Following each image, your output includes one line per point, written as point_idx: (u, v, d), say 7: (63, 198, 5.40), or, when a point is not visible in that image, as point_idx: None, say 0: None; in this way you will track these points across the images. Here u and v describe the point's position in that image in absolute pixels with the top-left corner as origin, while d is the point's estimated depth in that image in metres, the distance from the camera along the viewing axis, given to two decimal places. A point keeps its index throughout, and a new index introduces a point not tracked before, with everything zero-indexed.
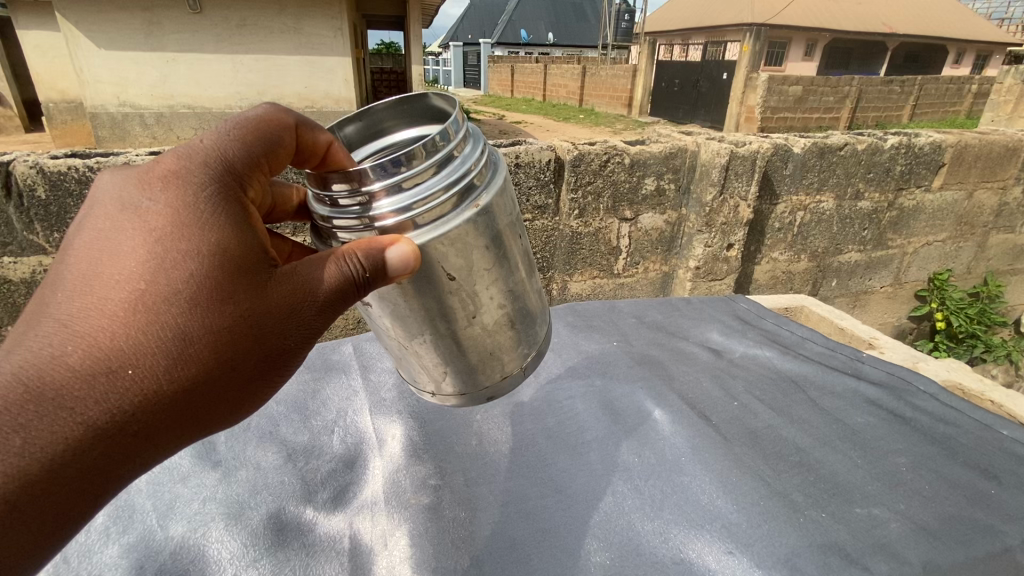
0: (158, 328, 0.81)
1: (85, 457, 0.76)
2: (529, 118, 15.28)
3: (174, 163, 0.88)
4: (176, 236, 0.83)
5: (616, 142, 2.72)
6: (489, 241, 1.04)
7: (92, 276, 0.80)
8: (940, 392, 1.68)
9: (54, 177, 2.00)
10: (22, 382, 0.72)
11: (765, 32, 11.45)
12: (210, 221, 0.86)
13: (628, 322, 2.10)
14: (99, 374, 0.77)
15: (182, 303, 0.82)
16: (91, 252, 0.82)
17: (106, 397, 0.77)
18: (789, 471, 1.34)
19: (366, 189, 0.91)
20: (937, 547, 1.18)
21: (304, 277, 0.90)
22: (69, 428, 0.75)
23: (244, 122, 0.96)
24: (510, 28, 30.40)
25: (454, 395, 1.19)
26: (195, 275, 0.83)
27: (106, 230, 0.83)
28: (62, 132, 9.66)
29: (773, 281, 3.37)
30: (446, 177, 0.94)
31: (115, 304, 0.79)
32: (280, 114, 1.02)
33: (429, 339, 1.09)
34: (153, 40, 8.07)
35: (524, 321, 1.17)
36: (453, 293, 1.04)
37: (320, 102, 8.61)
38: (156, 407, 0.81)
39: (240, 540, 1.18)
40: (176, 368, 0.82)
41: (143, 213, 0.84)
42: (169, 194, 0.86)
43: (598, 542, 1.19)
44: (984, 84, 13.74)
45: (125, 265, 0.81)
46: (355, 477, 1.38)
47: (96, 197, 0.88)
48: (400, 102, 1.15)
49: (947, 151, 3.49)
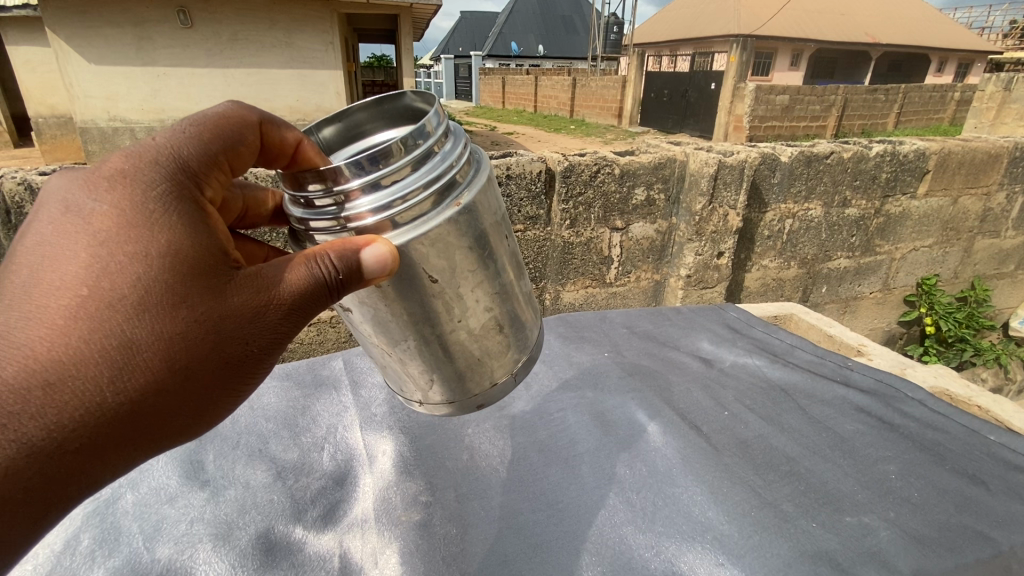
0: (102, 336, 0.80)
1: (23, 474, 0.76)
2: (521, 129, 15.42)
3: (122, 163, 0.88)
4: (123, 239, 0.83)
5: (606, 152, 2.74)
6: (473, 242, 1.04)
7: (34, 285, 0.80)
8: (928, 398, 1.70)
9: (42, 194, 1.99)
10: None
11: (752, 43, 11.65)
12: (163, 221, 0.86)
13: (620, 332, 2.11)
14: (36, 387, 0.76)
15: (130, 310, 0.82)
16: (33, 259, 0.81)
17: (44, 411, 0.76)
18: (779, 481, 1.35)
19: (341, 186, 0.92)
20: (927, 555, 1.19)
21: (265, 280, 0.91)
22: (3, 446, 0.74)
23: (202, 121, 0.98)
24: (500, 41, 30.69)
25: (441, 402, 1.18)
26: (142, 280, 0.83)
27: (50, 235, 0.82)
28: (51, 148, 9.66)
29: (763, 289, 3.40)
30: (425, 174, 0.95)
31: (56, 312, 0.78)
32: (242, 111, 1.04)
33: (413, 345, 1.10)
34: (144, 55, 8.08)
35: (513, 325, 1.18)
36: (435, 296, 1.04)
37: (312, 114, 8.70)
38: (101, 421, 0.81)
39: (228, 560, 1.16)
40: (122, 378, 0.82)
41: (89, 215, 0.83)
42: (117, 195, 0.85)
43: (591, 556, 1.18)
44: (967, 91, 13.98)
45: (67, 271, 0.80)
46: (345, 494, 1.37)
47: (43, 202, 0.87)
48: (377, 102, 1.16)
49: (931, 158, 3.55)
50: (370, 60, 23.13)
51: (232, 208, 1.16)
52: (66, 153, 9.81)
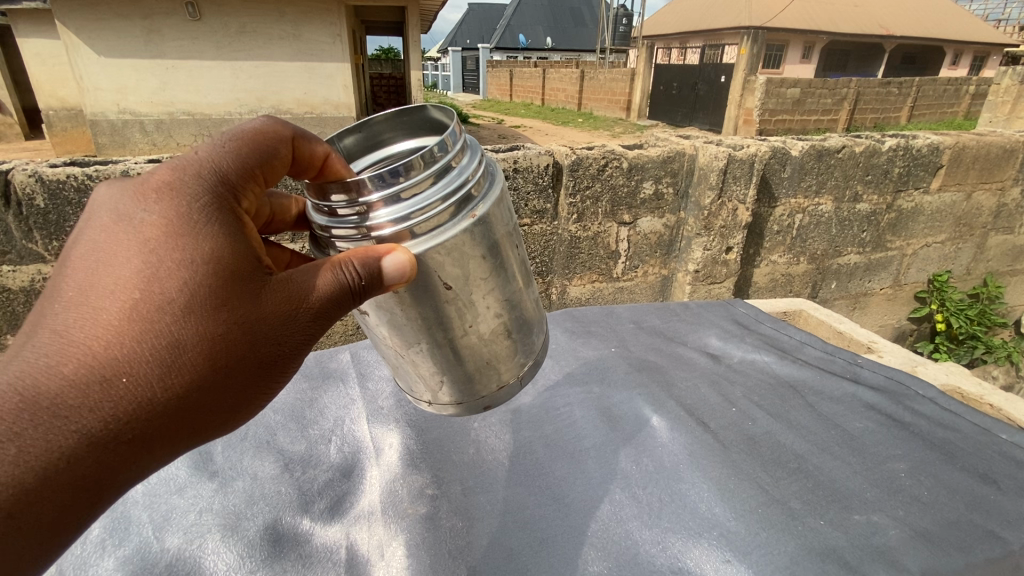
0: (152, 336, 0.81)
1: (80, 466, 0.76)
2: (528, 122, 15.34)
3: (169, 174, 0.88)
4: (171, 244, 0.84)
5: (615, 146, 2.72)
6: (486, 250, 1.04)
7: (87, 287, 0.80)
8: (939, 396, 1.69)
9: (53, 185, 2.01)
10: (16, 394, 0.72)
11: (764, 35, 11.52)
12: (206, 230, 0.87)
13: (627, 327, 2.10)
14: (94, 382, 0.77)
15: (177, 312, 0.82)
16: (86, 264, 0.82)
17: (100, 407, 0.77)
18: (787, 478, 1.34)
19: (363, 198, 0.92)
20: (936, 554, 1.18)
21: (298, 284, 0.91)
22: (63, 438, 0.74)
23: (241, 135, 0.96)
24: (508, 33, 30.51)
25: (451, 403, 1.18)
26: (187, 285, 0.83)
27: (102, 241, 0.83)
28: (62, 140, 9.72)
29: (772, 284, 3.37)
30: (444, 187, 0.94)
31: (109, 313, 0.79)
32: (276, 126, 1.01)
33: (425, 347, 1.10)
34: (152, 47, 8.08)
35: (521, 329, 1.17)
36: (449, 302, 1.04)
37: (320, 107, 8.67)
38: (149, 416, 0.81)
39: (236, 551, 1.17)
40: (170, 376, 0.82)
41: (138, 223, 0.84)
42: (164, 205, 0.86)
43: (596, 551, 1.18)
44: (983, 84, 13.72)
45: (119, 275, 0.81)
46: (352, 486, 1.37)
47: (93, 208, 0.88)
48: (398, 114, 1.16)
49: (944, 152, 3.49)
50: (378, 53, 23.13)
51: (258, 214, 1.16)
52: (76, 145, 9.86)
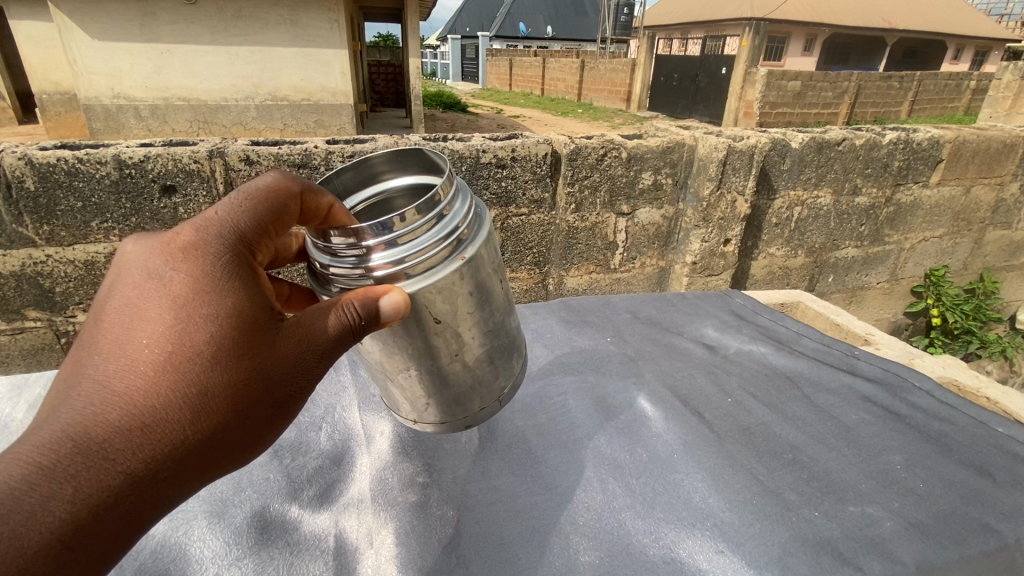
0: (184, 383, 0.85)
1: (125, 502, 0.79)
2: (527, 112, 15.24)
3: (192, 236, 0.95)
4: (198, 301, 0.90)
5: (614, 135, 2.67)
6: (472, 289, 1.11)
7: (124, 340, 0.85)
8: (935, 389, 1.67)
9: (43, 168, 1.97)
10: (69, 439, 0.75)
11: (766, 26, 11.42)
12: (227, 286, 0.93)
13: (623, 317, 2.08)
14: (136, 427, 0.80)
15: (205, 360, 0.87)
16: (119, 319, 0.87)
17: (141, 448, 0.81)
18: (782, 469, 1.33)
19: (363, 242, 0.99)
20: (931, 546, 1.16)
21: (307, 327, 0.96)
22: (111, 478, 0.77)
23: (254, 193, 1.02)
24: (508, 22, 30.20)
25: (436, 422, 1.23)
26: (215, 335, 0.89)
27: (134, 298, 0.89)
28: (56, 125, 9.56)
29: (770, 277, 3.36)
30: (436, 233, 1.02)
31: (146, 363, 0.84)
32: (286, 181, 1.05)
33: (414, 371, 1.15)
34: (146, 31, 7.90)
35: (502, 356, 1.23)
36: (437, 334, 1.11)
37: (317, 94, 8.59)
38: (183, 455, 0.85)
39: (222, 539, 1.16)
40: (199, 419, 0.86)
41: (168, 281, 0.90)
42: (191, 264, 0.92)
43: (588, 541, 1.16)
44: (984, 79, 13.67)
45: (154, 329, 0.86)
46: (342, 474, 1.35)
47: (120, 268, 0.93)
48: (396, 155, 1.23)
49: (945, 146, 3.46)
50: (376, 40, 22.85)
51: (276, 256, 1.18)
52: (70, 130, 9.70)
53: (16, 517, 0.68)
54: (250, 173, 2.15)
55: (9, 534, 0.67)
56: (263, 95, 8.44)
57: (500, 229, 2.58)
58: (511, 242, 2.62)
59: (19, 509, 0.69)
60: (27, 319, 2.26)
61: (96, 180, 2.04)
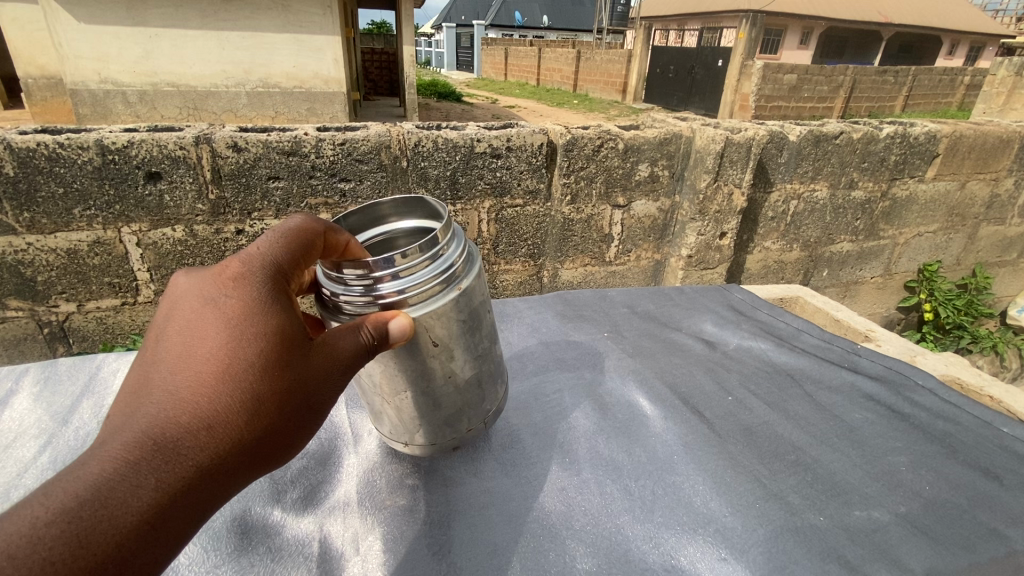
0: (240, 388, 0.82)
1: (197, 498, 0.76)
2: (522, 102, 15.10)
3: (239, 264, 0.92)
4: (248, 316, 0.86)
5: (610, 126, 2.61)
6: (467, 316, 1.07)
7: (185, 353, 0.83)
8: (938, 387, 1.63)
9: (22, 153, 1.87)
10: (146, 440, 0.74)
11: (763, 18, 11.29)
12: (272, 306, 0.88)
13: (620, 312, 2.02)
14: (201, 429, 0.78)
15: (258, 367, 0.83)
16: (179, 334, 0.85)
17: (207, 450, 0.78)
18: (786, 471, 1.28)
19: (371, 273, 0.94)
20: (939, 552, 1.12)
21: (330, 345, 0.89)
22: (179, 478, 0.74)
23: (289, 227, 0.98)
24: (504, 11, 29.88)
25: (425, 445, 1.18)
26: (265, 346, 0.85)
27: (191, 316, 0.86)
28: (42, 109, 9.34)
29: (764, 271, 3.32)
30: (436, 267, 0.99)
31: (206, 372, 0.81)
32: (313, 219, 1.01)
33: (409, 394, 1.09)
34: (133, 14, 7.65)
35: (491, 379, 1.19)
36: (434, 357, 1.06)
37: (309, 81, 8.42)
38: (245, 454, 0.82)
39: (200, 545, 1.10)
40: (256, 422, 0.83)
41: (221, 302, 0.87)
42: (240, 286, 0.89)
43: (586, 548, 1.11)
44: (977, 75, 13.66)
45: (212, 342, 0.84)
46: (328, 475, 1.30)
47: (176, 294, 0.91)
48: (405, 202, 1.21)
49: (942, 141, 3.41)
50: (372, 27, 22.44)
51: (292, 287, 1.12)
52: (56, 116, 9.50)
53: (109, 503, 0.68)
54: (238, 160, 2.06)
55: (105, 517, 0.67)
56: (255, 82, 8.27)
57: (494, 220, 2.51)
58: (505, 234, 2.56)
59: (111, 497, 0.68)
60: (8, 308, 2.18)
61: (78, 166, 1.95)
